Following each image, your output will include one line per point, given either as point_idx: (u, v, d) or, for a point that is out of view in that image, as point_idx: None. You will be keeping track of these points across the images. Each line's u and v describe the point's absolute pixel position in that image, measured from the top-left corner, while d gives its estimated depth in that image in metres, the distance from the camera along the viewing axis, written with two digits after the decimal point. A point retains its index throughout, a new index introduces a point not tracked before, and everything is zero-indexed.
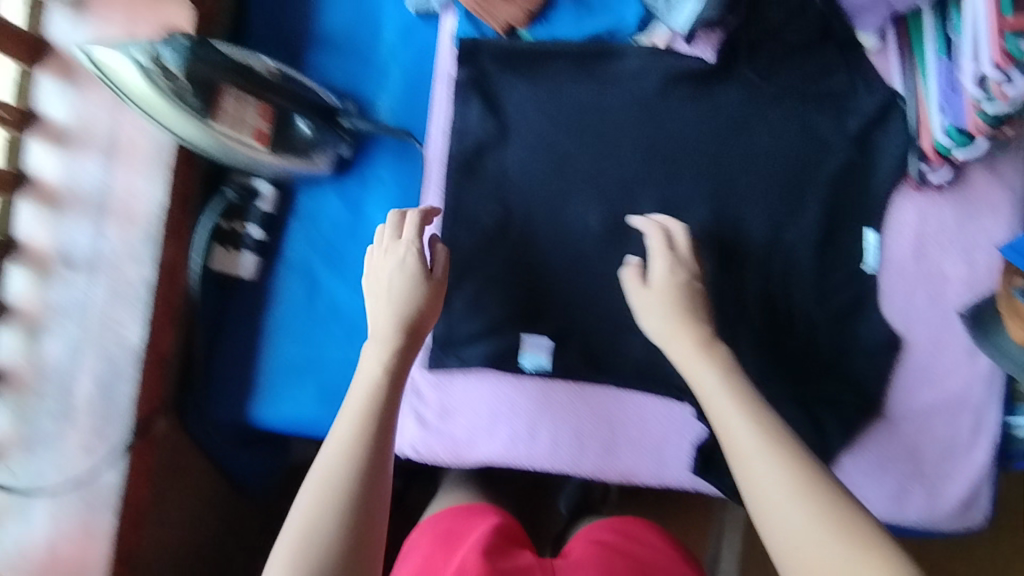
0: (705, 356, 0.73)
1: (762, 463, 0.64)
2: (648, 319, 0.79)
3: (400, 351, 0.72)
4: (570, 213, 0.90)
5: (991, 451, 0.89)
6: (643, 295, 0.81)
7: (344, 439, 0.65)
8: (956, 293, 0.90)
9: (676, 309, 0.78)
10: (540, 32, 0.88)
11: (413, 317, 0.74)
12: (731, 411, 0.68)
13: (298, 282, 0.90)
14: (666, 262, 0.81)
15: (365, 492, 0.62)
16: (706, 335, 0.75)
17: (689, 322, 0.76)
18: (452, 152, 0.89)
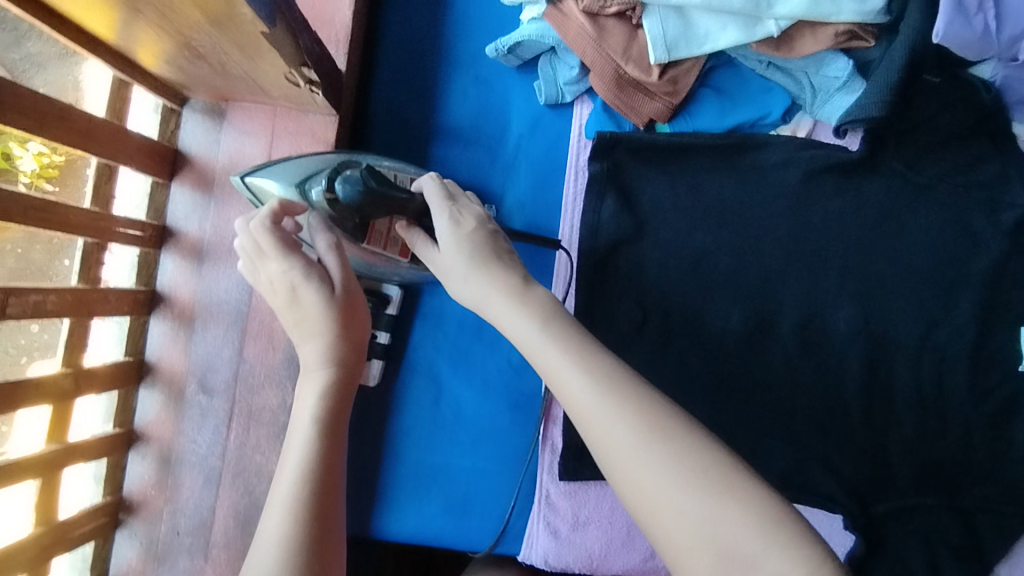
0: (562, 339, 0.57)
1: (653, 446, 0.50)
2: (518, 320, 0.60)
3: (327, 394, 0.64)
4: (711, 312, 0.86)
5: None
6: (524, 297, 0.61)
7: (299, 467, 0.60)
8: None
9: (540, 306, 0.60)
10: (682, 125, 0.85)
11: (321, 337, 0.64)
12: (614, 389, 0.53)
13: (424, 385, 0.85)
14: (468, 228, 0.65)
15: (322, 499, 0.58)
16: (556, 322, 0.59)
17: (557, 318, 0.59)
18: (585, 248, 0.85)
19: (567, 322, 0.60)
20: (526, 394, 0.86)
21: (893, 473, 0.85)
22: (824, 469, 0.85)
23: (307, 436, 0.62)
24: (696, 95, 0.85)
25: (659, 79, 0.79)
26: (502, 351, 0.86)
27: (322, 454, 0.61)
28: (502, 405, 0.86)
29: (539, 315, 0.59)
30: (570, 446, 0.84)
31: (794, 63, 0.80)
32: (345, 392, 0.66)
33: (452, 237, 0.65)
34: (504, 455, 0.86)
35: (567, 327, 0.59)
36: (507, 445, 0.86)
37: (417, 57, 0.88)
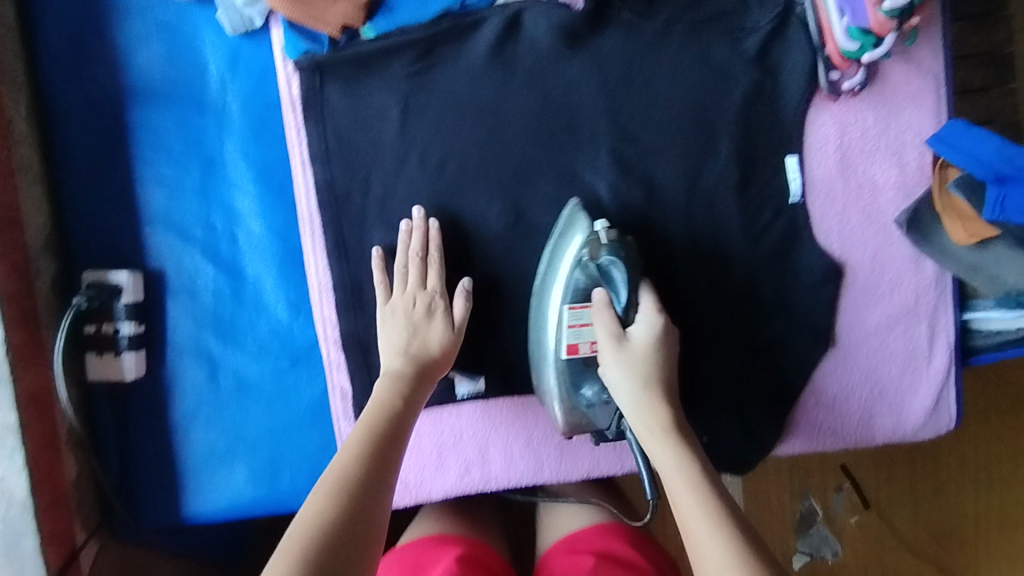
0: (656, 403, 0.66)
1: (689, 501, 0.60)
2: (608, 367, 0.69)
3: (414, 388, 0.72)
4: (467, 218, 0.81)
5: (950, 355, 0.87)
6: (620, 355, 0.69)
7: (358, 450, 0.64)
8: (891, 201, 0.84)
9: (647, 369, 0.68)
10: (384, 25, 0.77)
11: (429, 360, 0.74)
12: (664, 450, 0.64)
13: (196, 363, 0.83)
14: (655, 324, 0.70)
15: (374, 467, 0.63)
16: (655, 390, 0.67)
17: (654, 381, 0.67)
18: (322, 183, 0.80)
19: (663, 385, 0.67)
20: (303, 348, 0.83)
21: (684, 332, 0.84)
22: None
23: (392, 404, 0.69)
24: None
25: None
26: (268, 310, 0.83)
27: (396, 417, 0.68)
28: (283, 364, 0.83)
29: (643, 372, 0.67)
30: (359, 386, 0.82)
31: None
32: (422, 388, 0.72)
33: (599, 314, 0.71)
34: (298, 412, 0.84)
35: (660, 387, 0.67)
36: (298, 403, 0.84)
37: (84, 11, 0.78)
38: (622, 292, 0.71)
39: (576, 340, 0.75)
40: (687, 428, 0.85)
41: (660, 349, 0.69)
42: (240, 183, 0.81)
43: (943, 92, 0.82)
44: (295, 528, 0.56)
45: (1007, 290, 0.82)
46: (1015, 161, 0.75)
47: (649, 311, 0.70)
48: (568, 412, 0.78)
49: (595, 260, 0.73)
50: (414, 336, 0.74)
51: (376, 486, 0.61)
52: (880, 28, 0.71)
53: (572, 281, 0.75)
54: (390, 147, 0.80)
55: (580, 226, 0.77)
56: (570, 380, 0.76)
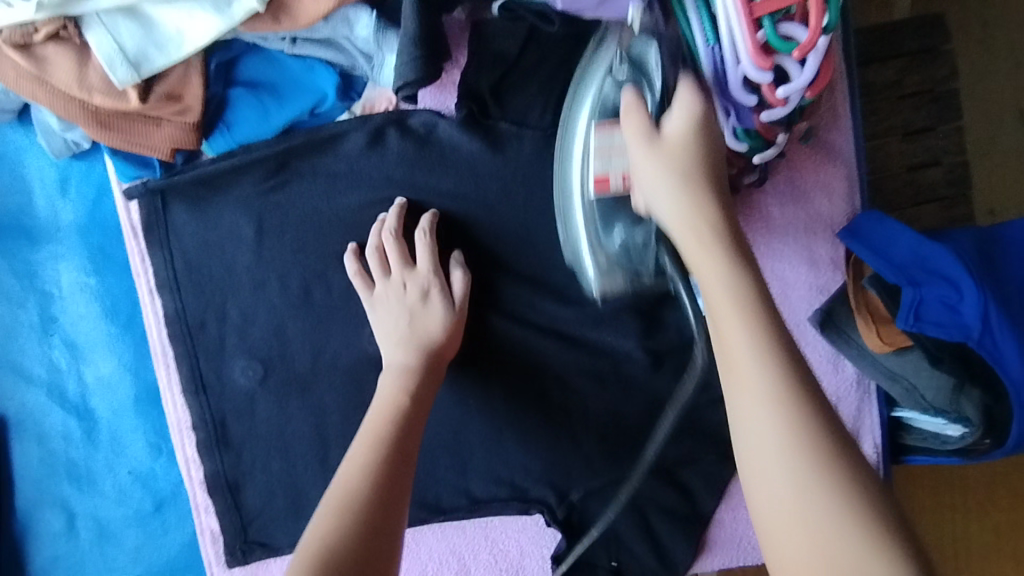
0: (704, 207, 0.50)
1: (719, 270, 0.48)
2: (657, 189, 0.52)
3: (420, 380, 0.64)
4: (337, 344, 0.74)
5: (878, 459, 0.79)
6: (655, 152, 0.53)
7: (361, 460, 0.56)
8: (804, 298, 0.77)
9: (687, 164, 0.52)
10: (222, 143, 0.70)
11: (434, 347, 0.66)
12: (714, 264, 0.48)
13: (50, 512, 0.75)
14: (694, 114, 0.53)
15: (404, 432, 0.59)
16: (698, 183, 0.51)
17: (695, 182, 0.51)
18: (172, 313, 0.73)
19: (712, 189, 0.52)
20: (167, 490, 0.76)
21: (583, 452, 0.77)
22: (514, 472, 0.78)
23: (398, 403, 0.61)
24: (228, 101, 0.69)
25: (143, 102, 0.63)
26: (126, 451, 0.75)
27: (402, 415, 0.60)
28: (146, 508, 0.76)
29: (705, 210, 0.50)
30: (230, 527, 0.75)
31: (320, 31, 0.65)
32: (432, 378, 0.65)
33: (627, 115, 0.55)
34: (167, 558, 0.76)
35: (704, 185, 0.51)
36: (166, 548, 0.76)
37: None
38: (657, 88, 0.59)
39: (604, 169, 0.62)
40: (592, 553, 0.78)
41: (703, 146, 0.52)
42: (85, 315, 0.74)
43: (855, 184, 0.76)
44: (328, 503, 0.52)
45: (925, 404, 0.72)
46: (929, 265, 0.66)
47: (686, 97, 0.53)
48: (603, 274, 0.68)
49: (625, 59, 0.63)
50: (413, 322, 0.67)
51: (407, 455, 0.57)
52: (768, 133, 0.63)
53: (603, 99, 0.64)
54: (246, 270, 0.73)
55: (602, 67, 0.65)
56: (598, 215, 0.65)
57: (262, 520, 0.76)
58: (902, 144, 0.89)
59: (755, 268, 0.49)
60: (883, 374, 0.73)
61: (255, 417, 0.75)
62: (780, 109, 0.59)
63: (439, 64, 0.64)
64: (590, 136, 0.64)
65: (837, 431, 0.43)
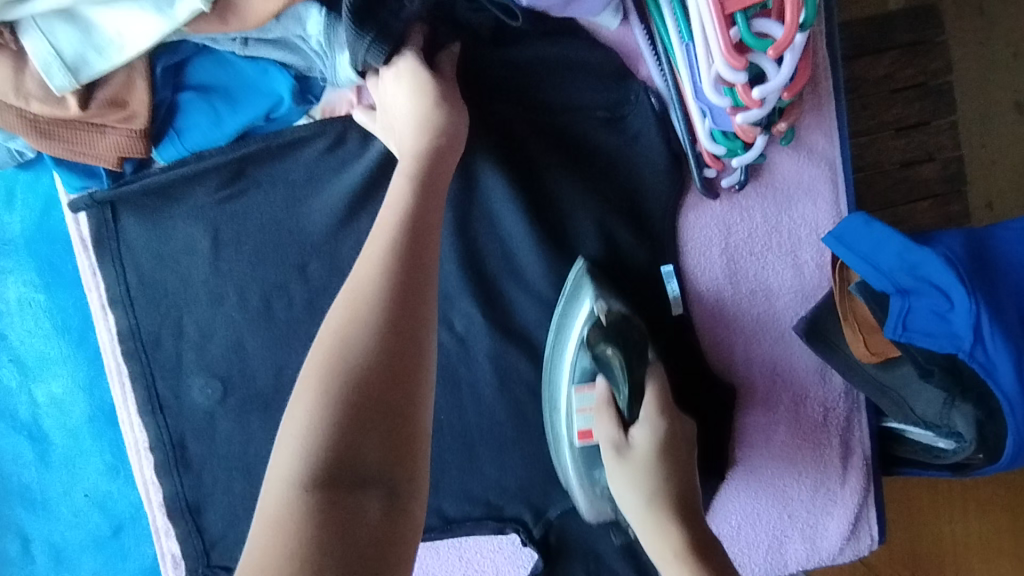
0: (655, 506, 0.58)
1: (652, 522, 0.58)
2: (632, 505, 0.60)
3: (415, 212, 0.51)
4: (300, 360, 0.71)
5: (868, 472, 0.76)
6: (623, 465, 0.61)
7: (321, 387, 0.41)
8: (789, 306, 0.74)
9: (654, 482, 0.60)
10: (173, 151, 0.66)
11: (430, 156, 0.56)
12: (659, 529, 0.57)
13: (4, 537, 0.73)
14: (656, 435, 0.61)
15: (396, 321, 0.45)
16: (664, 495, 0.59)
17: (660, 491, 0.59)
18: (125, 329, 0.70)
19: (671, 498, 0.59)
20: (126, 513, 0.73)
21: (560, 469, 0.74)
22: (488, 491, 0.74)
23: (373, 293, 0.46)
24: (177, 106, 0.65)
25: (84, 108, 0.60)
26: (81, 473, 0.72)
27: (378, 320, 0.44)
28: (104, 532, 0.73)
29: (655, 486, 0.59)
30: (190, 551, 0.72)
31: (271, 32, 0.60)
32: (418, 240, 0.50)
33: (601, 423, 0.64)
34: None
35: (653, 458, 0.61)
36: (125, 573, 0.73)
37: None
38: (613, 352, 0.64)
39: (587, 425, 0.67)
40: (571, 574, 0.75)
41: (665, 460, 0.61)
42: (35, 332, 0.71)
43: (840, 182, 0.72)
44: (284, 463, 0.39)
45: (915, 418, 0.68)
46: (919, 273, 0.63)
47: (650, 415, 0.62)
48: (592, 503, 0.69)
49: (593, 345, 0.66)
50: (409, 112, 0.58)
51: (391, 376, 0.42)
52: (748, 135, 0.60)
53: (576, 366, 0.68)
54: (203, 283, 0.70)
55: (575, 334, 0.69)
56: (583, 462, 0.68)
57: (224, 545, 0.72)
58: (895, 137, 0.86)
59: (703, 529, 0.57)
60: (872, 386, 0.69)
61: (216, 437, 0.71)
62: (757, 110, 0.55)
63: (428, 57, 0.61)
64: (570, 399, 0.68)
65: None
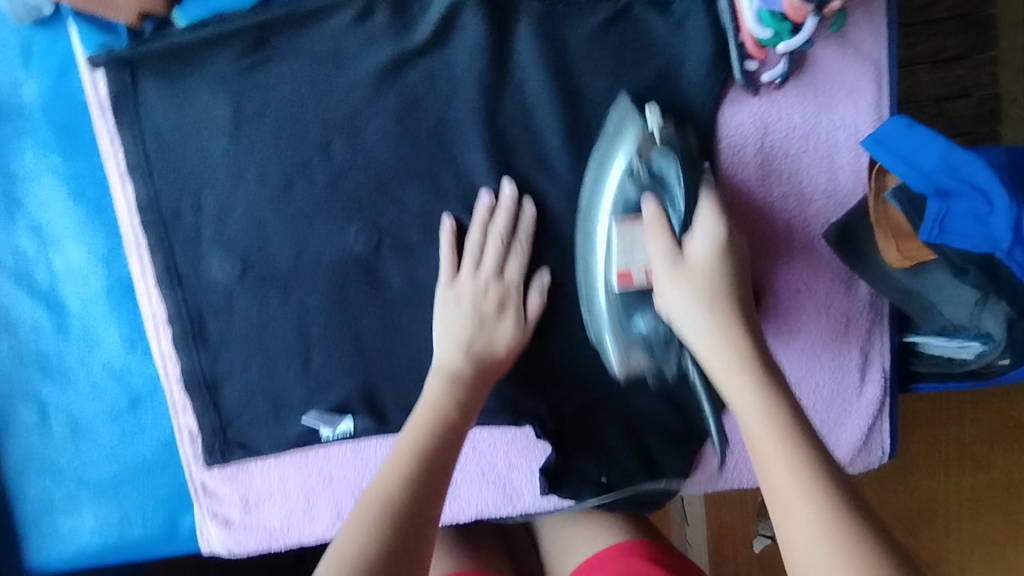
0: (722, 326, 0.56)
1: (739, 379, 0.53)
2: (683, 314, 0.58)
3: (473, 392, 0.63)
4: (320, 241, 0.70)
5: (885, 383, 0.76)
6: (678, 275, 0.59)
7: (393, 480, 0.54)
8: (819, 212, 0.72)
9: (712, 290, 0.58)
10: (195, 10, 0.65)
11: (495, 358, 0.66)
12: (742, 385, 0.52)
13: (22, 405, 0.73)
14: (715, 243, 0.60)
15: (415, 505, 0.52)
16: (719, 299, 0.58)
17: (712, 278, 0.59)
18: (144, 200, 0.68)
19: (729, 296, 0.58)
20: (144, 387, 0.73)
21: (577, 365, 0.74)
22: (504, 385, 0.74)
23: (422, 441, 0.58)
24: None
25: None
26: (99, 346, 0.72)
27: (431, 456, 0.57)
28: (122, 405, 0.73)
29: (719, 305, 0.57)
30: (208, 426, 0.73)
31: None
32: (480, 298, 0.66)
33: (653, 235, 0.61)
34: (145, 456, 0.75)
35: (726, 305, 0.57)
36: (143, 446, 0.75)
37: None
38: (677, 204, 0.62)
39: (627, 265, 0.65)
40: (582, 470, 0.76)
41: (720, 269, 0.59)
42: (53, 199, 0.69)
43: (884, 83, 0.69)
44: (358, 518, 0.51)
45: (942, 321, 0.68)
46: (959, 173, 0.61)
47: (707, 218, 0.61)
48: (623, 353, 0.68)
49: (645, 166, 0.64)
50: (482, 329, 0.66)
51: (437, 476, 0.55)
52: (799, 12, 0.61)
53: (622, 190, 0.65)
54: (223, 157, 0.68)
55: (626, 138, 0.66)
56: (622, 310, 0.67)
57: (242, 421, 0.73)
58: (931, 71, 0.89)
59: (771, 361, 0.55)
60: (899, 292, 0.69)
61: (234, 316, 0.71)
62: None
63: None
64: (614, 210, 0.66)
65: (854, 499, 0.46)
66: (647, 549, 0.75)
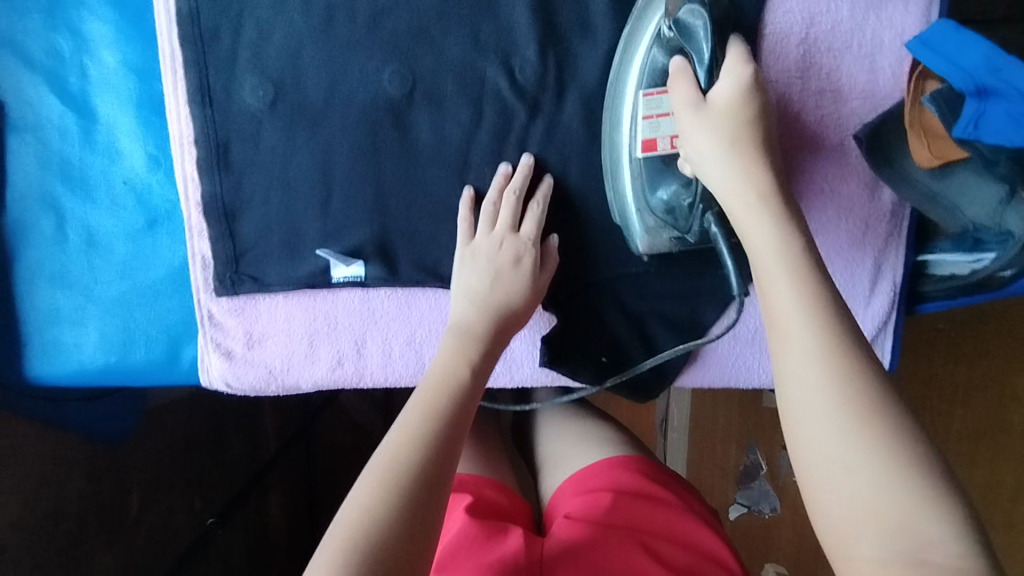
0: (755, 172, 0.57)
1: (780, 275, 0.52)
2: (703, 157, 0.59)
3: (480, 348, 0.65)
4: (355, 79, 0.70)
5: (894, 299, 0.76)
6: (702, 118, 0.59)
7: (416, 426, 0.57)
8: (855, 111, 0.72)
9: (733, 126, 0.58)
10: None
11: (509, 314, 0.67)
12: (759, 222, 0.55)
13: (40, 211, 0.74)
14: (741, 77, 0.58)
15: (437, 468, 0.55)
16: (747, 143, 0.58)
17: (745, 145, 0.58)
18: (185, 12, 0.68)
19: (755, 140, 0.58)
20: (163, 208, 0.74)
21: (594, 238, 0.74)
22: None
23: (443, 396, 0.60)
24: None
25: None
26: (123, 160, 0.72)
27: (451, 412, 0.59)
28: (139, 223, 0.74)
29: (759, 180, 0.57)
30: (221, 254, 0.73)
31: None
32: (511, 317, 0.67)
33: (676, 86, 0.61)
34: (155, 279, 0.75)
35: (753, 148, 0.58)
36: (155, 268, 0.75)
37: None
38: (705, 57, 0.59)
39: (652, 132, 0.65)
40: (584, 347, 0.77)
41: (745, 109, 0.58)
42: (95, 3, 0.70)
43: None
44: (381, 464, 0.54)
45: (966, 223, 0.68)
46: (1002, 73, 0.59)
47: (734, 64, 0.59)
48: (648, 233, 0.69)
49: (671, 22, 0.62)
50: (496, 284, 0.67)
51: (456, 428, 0.58)
52: None
53: (648, 70, 0.65)
54: None
55: (652, 16, 0.65)
56: (646, 177, 0.67)
57: (256, 253, 0.74)
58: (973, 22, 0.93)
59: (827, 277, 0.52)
60: (923, 195, 0.69)
61: (259, 144, 0.71)
62: None
63: None
64: (636, 106, 0.66)
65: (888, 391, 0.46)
66: (639, 461, 0.83)
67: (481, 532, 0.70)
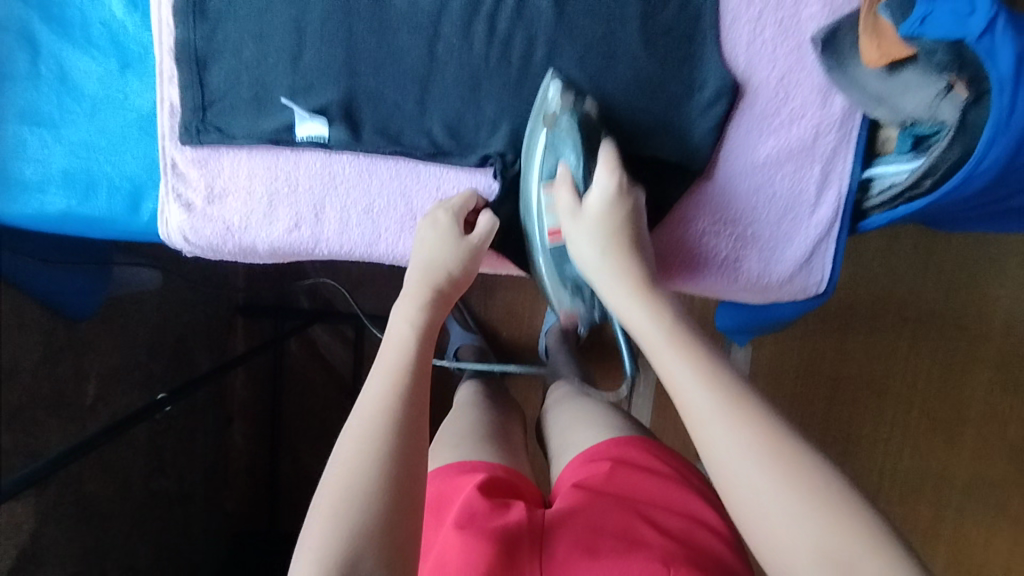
0: (627, 271, 0.66)
1: (670, 350, 0.58)
2: (587, 257, 0.69)
3: (430, 313, 0.67)
4: None
5: (839, 208, 0.77)
6: (578, 223, 0.70)
7: (382, 385, 0.59)
8: (814, 15, 0.73)
9: (604, 233, 0.68)
10: None
11: (440, 266, 0.70)
12: (641, 313, 0.63)
13: (14, 46, 0.76)
14: (607, 190, 0.68)
15: (409, 419, 0.57)
16: (618, 244, 0.68)
17: (616, 247, 0.68)
18: None
19: (627, 243, 0.68)
20: (137, 54, 0.77)
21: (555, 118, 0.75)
22: (481, 125, 0.76)
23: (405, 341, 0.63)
24: None
25: None
26: (102, 3, 0.75)
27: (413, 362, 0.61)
28: (112, 67, 0.76)
29: (633, 271, 0.66)
30: (189, 101, 0.75)
31: None
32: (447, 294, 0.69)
33: (562, 190, 0.71)
34: (122, 125, 0.77)
35: (624, 247, 0.68)
36: (123, 114, 0.77)
37: None
38: (580, 168, 0.72)
39: (554, 224, 0.76)
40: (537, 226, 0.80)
41: (615, 214, 0.68)
42: None
43: None
44: (355, 433, 0.56)
45: (905, 119, 0.71)
46: None
47: (604, 169, 0.68)
48: (559, 300, 0.86)
49: (550, 130, 0.72)
50: (420, 242, 0.72)
51: (422, 393, 0.60)
52: None
53: (544, 166, 0.74)
54: None
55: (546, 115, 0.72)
56: (553, 261, 0.80)
57: (222, 105, 0.76)
58: None
59: (676, 310, 0.63)
60: (869, 98, 0.71)
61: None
62: None
63: None
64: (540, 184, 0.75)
65: (772, 426, 0.52)
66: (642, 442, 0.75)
67: (479, 510, 0.64)
